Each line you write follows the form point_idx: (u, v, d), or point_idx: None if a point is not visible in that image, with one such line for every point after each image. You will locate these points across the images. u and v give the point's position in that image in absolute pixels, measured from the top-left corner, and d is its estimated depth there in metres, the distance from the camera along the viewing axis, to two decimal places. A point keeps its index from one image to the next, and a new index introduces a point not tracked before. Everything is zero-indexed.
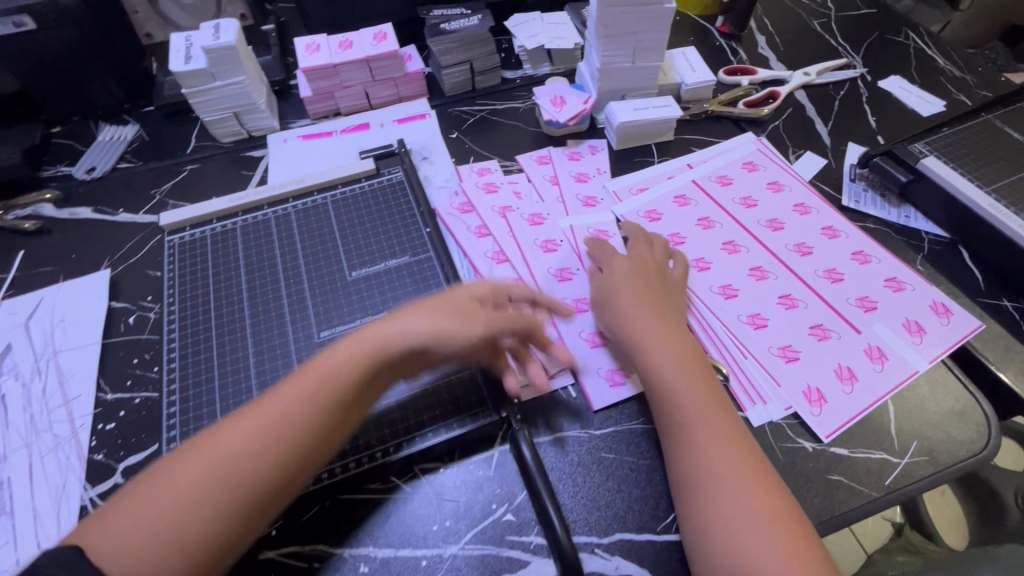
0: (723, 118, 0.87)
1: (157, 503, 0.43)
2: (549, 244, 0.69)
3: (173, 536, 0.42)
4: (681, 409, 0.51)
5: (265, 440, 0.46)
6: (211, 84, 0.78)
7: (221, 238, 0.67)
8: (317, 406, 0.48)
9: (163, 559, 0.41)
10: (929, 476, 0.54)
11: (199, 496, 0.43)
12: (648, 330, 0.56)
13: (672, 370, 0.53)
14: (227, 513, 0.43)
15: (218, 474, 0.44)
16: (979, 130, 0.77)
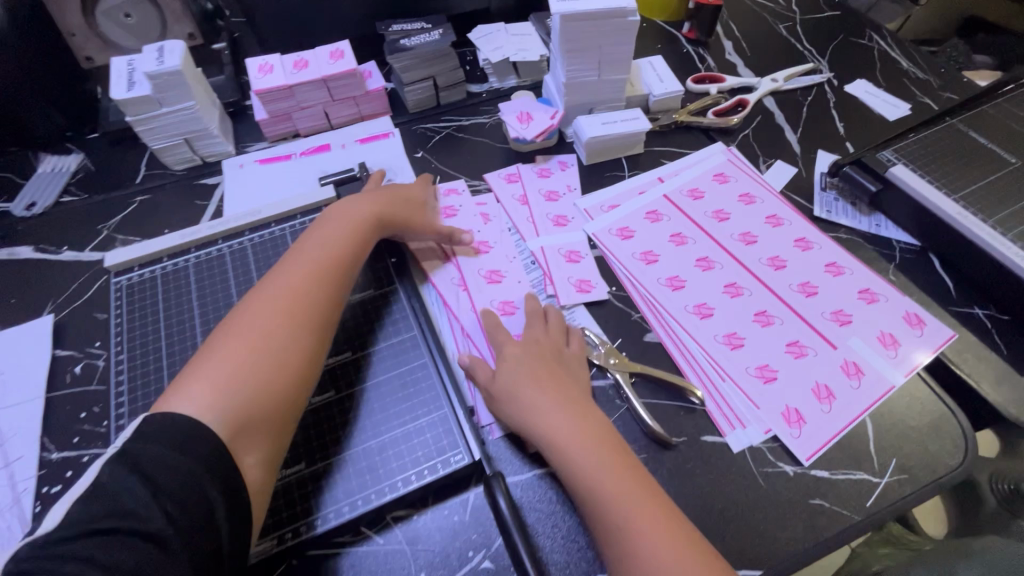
0: (692, 128, 0.86)
1: (220, 372, 0.49)
2: (494, 275, 0.67)
3: (250, 378, 0.49)
4: (608, 519, 0.47)
5: (312, 289, 0.56)
6: (158, 111, 0.74)
7: (172, 276, 0.63)
8: (318, 267, 0.58)
9: (253, 394, 0.48)
10: (910, 495, 0.53)
11: (256, 352, 0.50)
12: (554, 428, 0.51)
13: (585, 465, 0.49)
14: (297, 339, 0.53)
15: (277, 318, 0.53)
16: (944, 134, 0.77)
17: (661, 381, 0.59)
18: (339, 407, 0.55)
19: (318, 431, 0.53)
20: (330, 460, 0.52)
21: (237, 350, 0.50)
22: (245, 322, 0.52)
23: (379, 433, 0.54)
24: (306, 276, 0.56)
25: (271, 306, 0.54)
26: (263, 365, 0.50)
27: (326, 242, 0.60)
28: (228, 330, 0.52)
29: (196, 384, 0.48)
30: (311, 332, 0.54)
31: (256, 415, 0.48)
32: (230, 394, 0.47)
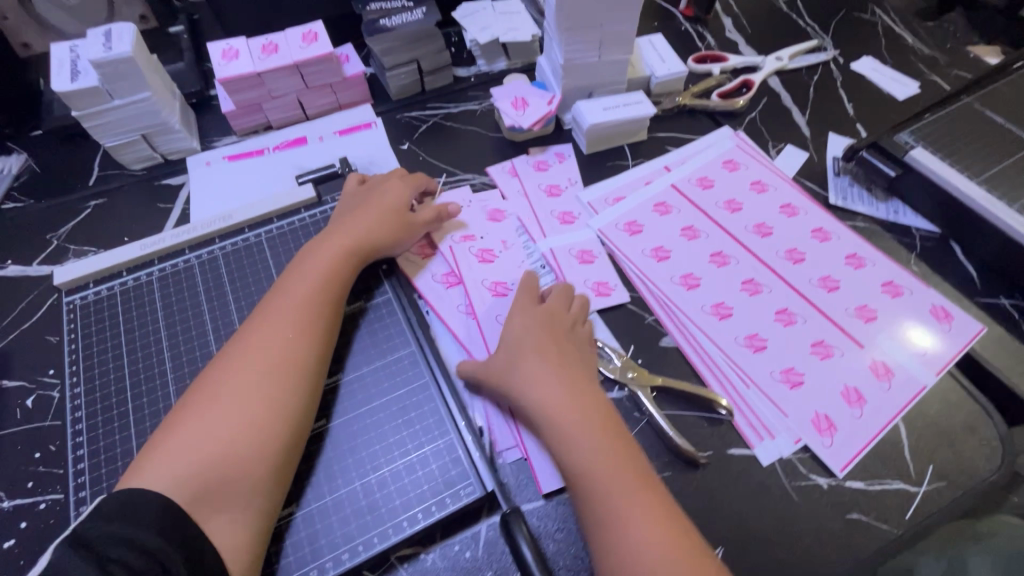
0: (697, 112, 0.81)
1: (193, 442, 0.44)
2: (499, 287, 0.59)
3: (226, 455, 0.44)
4: (600, 498, 0.43)
5: (292, 334, 0.50)
6: (108, 104, 0.66)
7: (134, 292, 0.56)
8: (311, 312, 0.52)
9: (223, 478, 0.43)
10: (950, 504, 0.50)
11: (235, 418, 0.45)
12: (551, 396, 0.47)
13: (589, 447, 0.44)
14: (277, 395, 0.47)
15: (259, 371, 0.48)
16: (961, 114, 0.73)
17: (683, 392, 0.55)
18: (332, 437, 0.49)
19: (310, 466, 0.48)
20: (324, 499, 0.46)
21: (213, 411, 0.45)
22: (223, 376, 0.48)
23: (378, 466, 0.48)
24: (288, 316, 0.51)
25: (253, 355, 0.48)
26: (240, 430, 0.45)
27: (306, 269, 0.54)
28: (206, 386, 0.47)
29: (166, 451, 0.43)
30: (297, 386, 0.48)
31: (228, 490, 0.43)
32: (200, 468, 0.43)
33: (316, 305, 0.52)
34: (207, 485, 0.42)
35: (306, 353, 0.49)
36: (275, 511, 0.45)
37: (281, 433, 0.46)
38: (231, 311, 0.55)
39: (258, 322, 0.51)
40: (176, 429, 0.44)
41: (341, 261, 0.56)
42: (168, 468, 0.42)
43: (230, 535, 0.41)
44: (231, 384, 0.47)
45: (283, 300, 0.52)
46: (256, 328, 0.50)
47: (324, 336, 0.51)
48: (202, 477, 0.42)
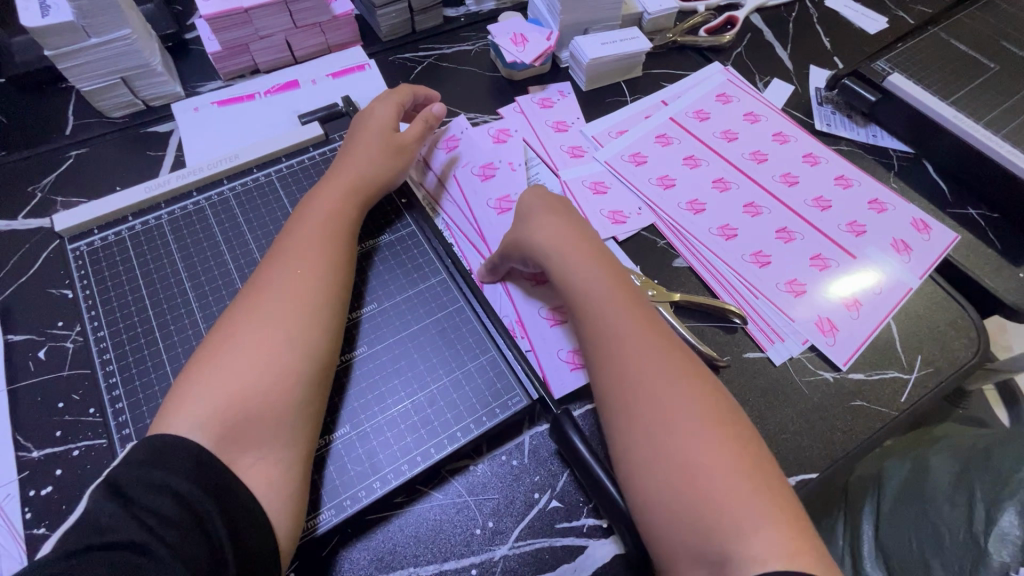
0: (686, 48, 0.83)
1: (224, 379, 0.42)
2: (503, 204, 0.63)
3: (260, 386, 0.42)
4: (609, 341, 0.46)
5: (308, 262, 0.49)
6: (84, 43, 0.61)
7: (146, 237, 0.54)
8: (332, 241, 0.51)
9: (263, 408, 0.42)
10: (937, 386, 0.56)
11: (264, 351, 0.44)
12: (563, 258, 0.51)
13: (590, 274, 0.50)
14: (296, 334, 0.45)
15: (275, 309, 0.46)
16: (930, 42, 0.78)
17: (700, 306, 0.59)
18: (374, 362, 0.50)
19: (357, 391, 0.48)
20: (375, 419, 0.47)
21: (233, 350, 0.44)
22: (244, 313, 0.46)
23: (425, 384, 0.49)
24: (301, 251, 0.49)
25: (268, 293, 0.47)
26: (261, 369, 0.43)
27: (319, 198, 0.54)
28: (228, 326, 0.45)
29: (198, 387, 0.42)
30: (316, 325, 0.46)
31: (260, 428, 0.41)
32: (240, 399, 0.41)
33: (327, 243, 0.51)
34: (234, 424, 0.41)
35: (320, 292, 0.48)
36: (314, 443, 0.44)
37: (306, 373, 0.44)
38: (252, 252, 0.54)
39: (270, 260, 0.49)
40: (195, 371, 0.43)
41: (348, 200, 0.54)
42: (192, 407, 0.41)
43: (264, 474, 0.40)
44: (247, 324, 0.45)
45: (296, 233, 0.51)
46: (268, 268, 0.49)
47: (339, 275, 0.50)
48: (230, 416, 0.41)
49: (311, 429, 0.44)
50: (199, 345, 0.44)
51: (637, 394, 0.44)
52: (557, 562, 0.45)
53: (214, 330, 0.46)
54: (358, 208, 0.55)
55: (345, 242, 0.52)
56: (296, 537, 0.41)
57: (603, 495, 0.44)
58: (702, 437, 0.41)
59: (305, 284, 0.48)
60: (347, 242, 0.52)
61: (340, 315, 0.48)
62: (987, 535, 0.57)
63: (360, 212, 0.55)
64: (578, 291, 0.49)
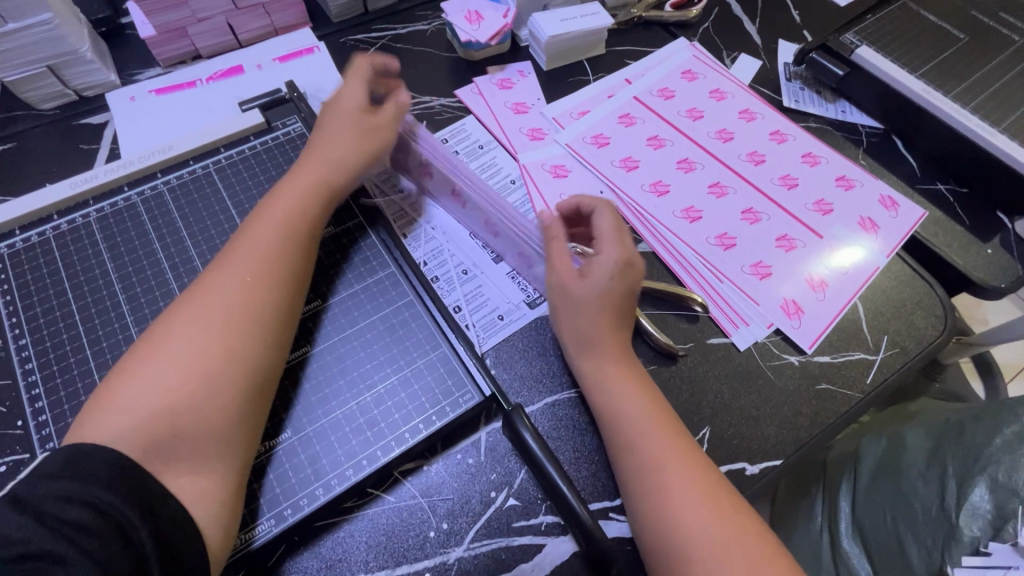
0: (651, 24, 0.80)
1: (153, 389, 0.39)
2: (491, 227, 0.55)
3: (193, 398, 0.39)
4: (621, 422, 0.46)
5: (263, 269, 0.45)
6: (2, 30, 0.56)
7: (72, 236, 0.51)
8: (289, 246, 0.47)
9: (192, 420, 0.39)
10: (903, 366, 0.55)
11: (201, 361, 0.41)
12: (587, 308, 0.48)
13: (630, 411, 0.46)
14: (239, 347, 0.42)
15: (218, 316, 0.42)
16: (899, 13, 0.76)
17: (662, 293, 0.57)
18: (318, 362, 0.47)
19: (299, 392, 0.46)
20: (319, 422, 0.45)
21: (168, 361, 0.40)
22: (184, 316, 0.43)
23: (372, 384, 0.47)
24: (251, 256, 0.46)
25: (212, 299, 0.43)
26: (199, 381, 0.40)
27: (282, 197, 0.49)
28: (166, 328, 0.42)
29: (123, 397, 0.39)
30: (260, 335, 0.43)
31: (188, 440, 0.39)
32: (166, 410, 0.39)
33: (282, 247, 0.47)
34: (166, 440, 0.38)
35: (271, 301, 0.44)
36: (253, 451, 0.42)
37: (246, 384, 0.41)
38: (188, 249, 0.51)
39: (218, 263, 0.45)
40: (123, 376, 0.40)
41: (311, 196, 0.50)
42: (117, 417, 0.38)
43: (194, 483, 0.38)
44: (183, 331, 0.42)
45: (250, 236, 0.47)
46: (215, 269, 0.45)
47: (291, 280, 0.46)
48: (157, 428, 0.38)
49: (251, 439, 0.42)
50: (133, 349, 0.41)
51: (652, 476, 0.44)
52: (514, 562, 0.44)
53: (150, 332, 0.42)
54: (322, 202, 0.50)
55: (304, 244, 0.48)
56: (231, 548, 0.39)
57: (556, 493, 0.43)
58: (711, 537, 0.41)
59: (253, 295, 0.44)
60: (306, 244, 0.48)
61: (290, 324, 0.45)
62: (959, 511, 0.57)
63: (327, 207, 0.51)
64: (588, 364, 0.48)
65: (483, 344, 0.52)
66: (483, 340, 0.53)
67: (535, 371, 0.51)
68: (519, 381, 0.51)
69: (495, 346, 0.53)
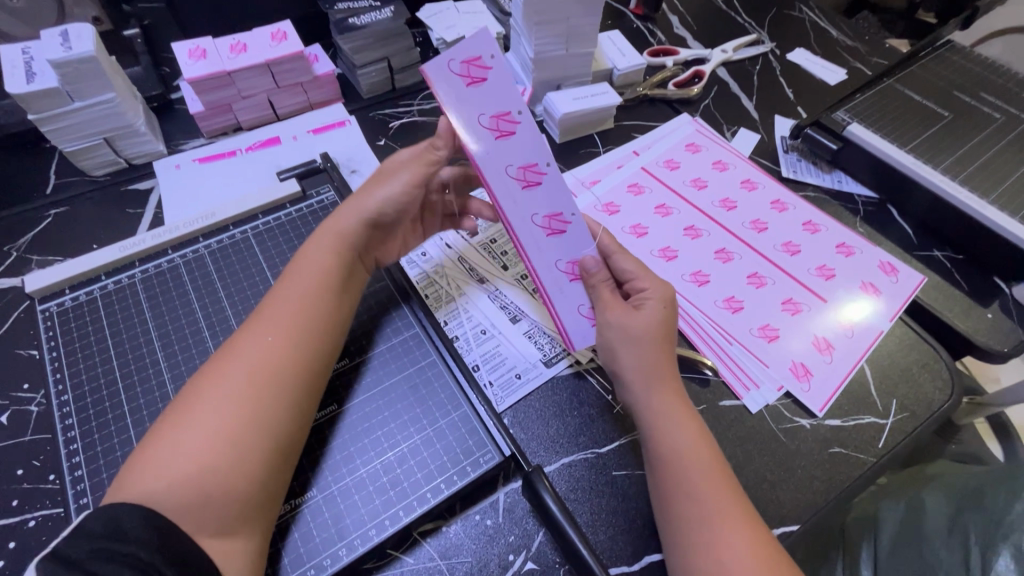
0: (656, 101, 0.86)
1: (181, 452, 0.40)
2: (555, 222, 0.49)
3: (221, 460, 0.40)
4: (661, 437, 0.47)
5: (292, 330, 0.47)
6: (68, 107, 0.62)
7: (117, 296, 0.54)
8: (317, 308, 0.49)
9: (218, 481, 0.40)
10: (914, 430, 0.56)
11: (229, 423, 0.42)
12: (638, 342, 0.50)
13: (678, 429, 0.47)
14: (263, 411, 0.43)
15: (243, 379, 0.44)
16: (886, 93, 0.82)
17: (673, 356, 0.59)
18: (344, 421, 0.49)
19: (326, 449, 0.48)
20: (343, 480, 0.47)
21: (195, 424, 0.41)
22: (212, 378, 0.44)
23: (396, 442, 0.49)
24: (279, 319, 0.47)
25: (239, 361, 0.45)
26: (223, 446, 0.41)
27: (313, 259, 0.52)
28: (194, 391, 0.43)
29: (154, 460, 0.40)
30: (283, 399, 0.44)
31: (215, 501, 0.39)
32: (197, 468, 0.40)
33: (309, 308, 0.49)
34: (194, 503, 0.39)
35: (295, 366, 0.46)
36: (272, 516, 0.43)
37: (270, 446, 0.43)
38: (225, 309, 0.54)
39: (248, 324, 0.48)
40: (155, 438, 0.41)
41: (339, 258, 0.52)
42: (147, 480, 0.39)
43: (221, 542, 0.39)
44: (213, 392, 0.43)
45: (279, 299, 0.49)
46: (245, 331, 0.47)
47: (316, 342, 0.48)
48: (186, 491, 0.39)
49: (273, 502, 0.43)
50: (165, 411, 0.43)
51: (679, 496, 0.45)
52: None
53: (181, 393, 0.44)
54: (348, 265, 0.53)
55: (332, 305, 0.50)
56: None
57: (576, 555, 0.43)
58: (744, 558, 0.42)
59: (279, 357, 0.46)
60: (333, 306, 0.50)
61: (314, 390, 0.47)
62: None
63: (352, 271, 0.53)
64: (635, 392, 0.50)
65: (500, 404, 0.54)
66: (500, 400, 0.54)
67: (552, 431, 0.53)
68: (535, 443, 0.52)
69: (512, 406, 0.54)
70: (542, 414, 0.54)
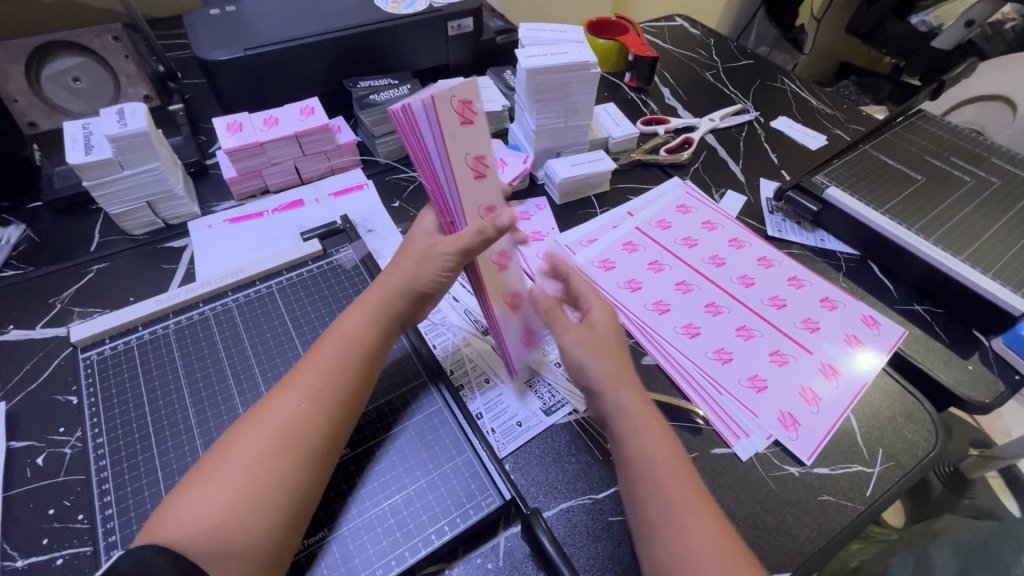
0: (649, 165, 0.94)
1: (211, 502, 0.43)
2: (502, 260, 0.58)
3: (245, 513, 0.43)
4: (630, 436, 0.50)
5: (323, 394, 0.50)
6: (118, 175, 0.70)
7: (152, 345, 0.59)
8: (348, 375, 0.52)
9: (240, 535, 0.43)
10: (901, 479, 0.58)
11: (256, 480, 0.45)
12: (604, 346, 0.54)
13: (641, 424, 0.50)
14: (287, 471, 0.46)
15: (272, 437, 0.47)
16: (863, 158, 0.88)
17: (663, 404, 0.63)
18: (356, 465, 0.53)
19: (338, 493, 0.51)
20: (353, 521, 0.50)
21: (226, 477, 0.45)
22: (245, 434, 0.47)
23: (403, 486, 0.52)
24: (309, 379, 0.51)
25: (270, 419, 0.48)
26: (245, 500, 0.44)
27: (352, 324, 0.55)
28: (227, 445, 0.47)
29: (185, 507, 0.43)
30: (305, 462, 0.47)
31: (232, 552, 0.42)
32: (223, 515, 0.43)
33: (341, 375, 0.52)
34: (215, 551, 0.42)
35: (321, 429, 0.49)
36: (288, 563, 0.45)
37: (291, 503, 0.45)
38: (248, 357, 0.59)
39: (285, 381, 0.52)
40: (188, 482, 0.45)
41: (374, 325, 0.56)
42: (177, 525, 0.42)
43: None
44: (246, 448, 0.47)
45: (314, 360, 0.53)
46: (279, 388, 0.51)
47: (344, 408, 0.51)
48: (210, 539, 0.42)
49: (286, 557, 0.45)
50: (201, 461, 0.47)
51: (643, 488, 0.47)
52: None
53: (217, 445, 0.48)
54: (382, 332, 0.56)
55: (362, 371, 0.53)
56: None
57: None
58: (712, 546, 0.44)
59: (309, 420, 0.49)
60: (363, 372, 0.53)
61: (335, 457, 0.50)
62: None
63: (386, 336, 0.57)
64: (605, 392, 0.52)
65: (501, 453, 0.57)
66: (501, 449, 0.57)
67: (551, 477, 0.56)
68: (533, 489, 0.55)
69: (513, 452, 0.57)
70: (542, 460, 0.57)
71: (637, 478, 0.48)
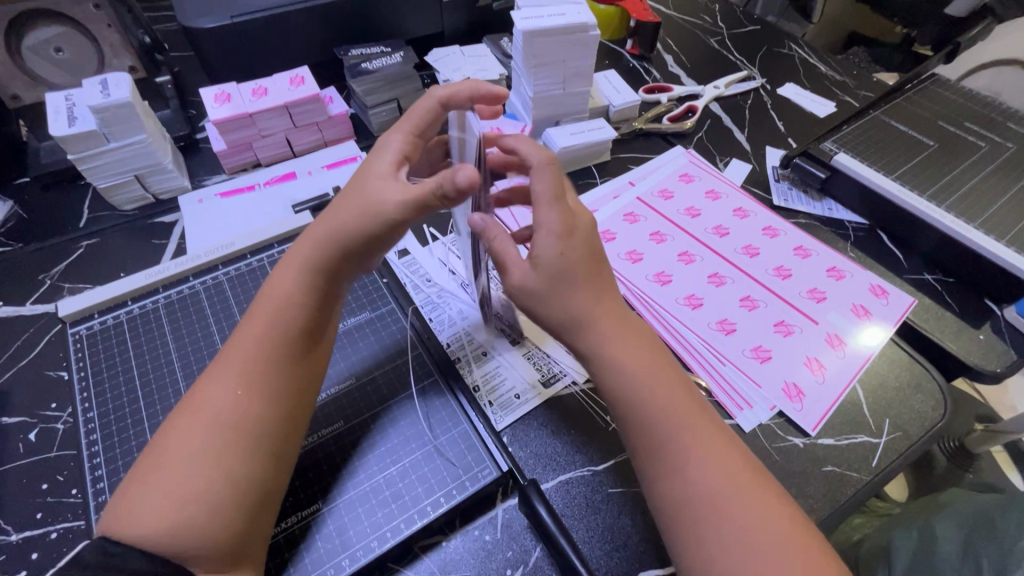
0: (651, 134, 0.91)
1: (160, 500, 0.41)
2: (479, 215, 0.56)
3: (200, 507, 0.41)
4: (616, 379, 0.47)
5: (258, 370, 0.46)
6: (105, 147, 0.68)
7: (142, 319, 0.58)
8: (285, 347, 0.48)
9: (201, 529, 0.41)
10: (907, 450, 0.57)
11: (204, 472, 0.42)
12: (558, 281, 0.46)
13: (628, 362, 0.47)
14: (237, 459, 0.43)
15: (207, 425, 0.44)
16: (873, 123, 0.85)
17: None
18: (351, 437, 0.52)
19: (332, 467, 0.50)
20: (347, 495, 0.49)
21: (173, 473, 0.42)
22: (186, 425, 0.44)
23: (399, 458, 0.51)
24: (243, 357, 0.47)
25: (207, 407, 0.44)
26: (198, 496, 0.41)
27: (283, 290, 0.50)
28: (168, 436, 0.44)
29: (135, 507, 0.41)
30: (254, 447, 0.44)
31: (198, 548, 0.40)
32: (176, 513, 0.40)
33: (278, 349, 0.48)
34: (179, 549, 0.40)
35: (263, 410, 0.46)
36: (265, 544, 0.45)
37: (249, 491, 0.43)
38: None
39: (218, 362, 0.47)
40: (135, 478, 0.42)
41: (307, 287, 0.50)
42: (131, 527, 0.40)
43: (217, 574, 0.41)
44: (189, 438, 0.43)
45: (246, 335, 0.48)
46: (212, 370, 0.47)
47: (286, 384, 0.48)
48: (169, 540, 0.40)
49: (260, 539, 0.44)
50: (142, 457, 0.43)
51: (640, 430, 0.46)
52: None
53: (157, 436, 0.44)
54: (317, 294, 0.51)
55: (299, 341, 0.49)
56: None
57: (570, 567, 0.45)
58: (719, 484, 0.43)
59: (252, 402, 0.45)
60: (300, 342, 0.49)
61: (288, 437, 0.47)
62: None
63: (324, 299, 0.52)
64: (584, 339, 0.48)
65: (496, 425, 0.56)
66: (497, 421, 0.56)
67: (550, 449, 0.55)
68: (529, 467, 0.54)
69: (511, 424, 0.56)
70: (540, 433, 0.56)
71: (636, 419, 0.46)
